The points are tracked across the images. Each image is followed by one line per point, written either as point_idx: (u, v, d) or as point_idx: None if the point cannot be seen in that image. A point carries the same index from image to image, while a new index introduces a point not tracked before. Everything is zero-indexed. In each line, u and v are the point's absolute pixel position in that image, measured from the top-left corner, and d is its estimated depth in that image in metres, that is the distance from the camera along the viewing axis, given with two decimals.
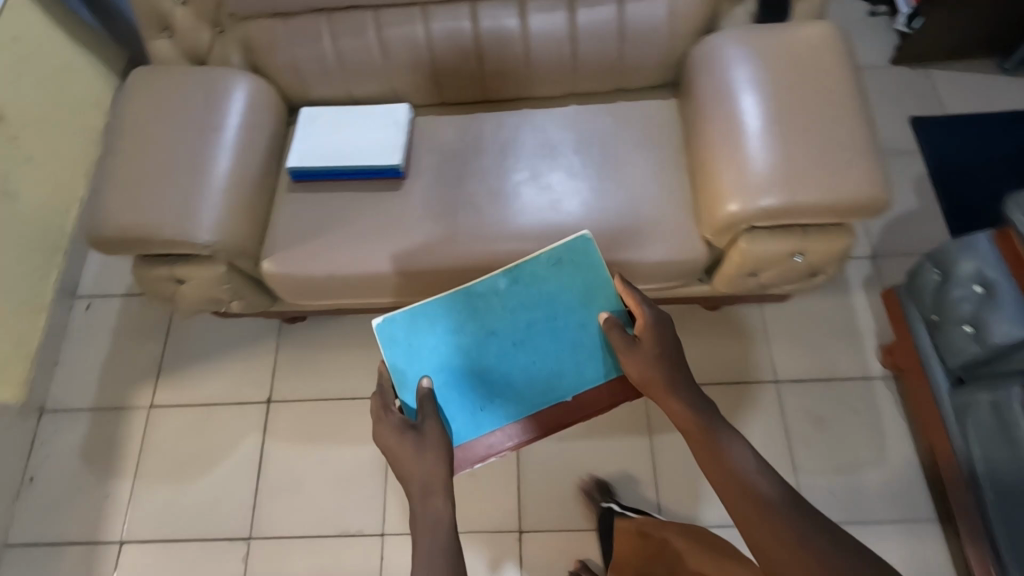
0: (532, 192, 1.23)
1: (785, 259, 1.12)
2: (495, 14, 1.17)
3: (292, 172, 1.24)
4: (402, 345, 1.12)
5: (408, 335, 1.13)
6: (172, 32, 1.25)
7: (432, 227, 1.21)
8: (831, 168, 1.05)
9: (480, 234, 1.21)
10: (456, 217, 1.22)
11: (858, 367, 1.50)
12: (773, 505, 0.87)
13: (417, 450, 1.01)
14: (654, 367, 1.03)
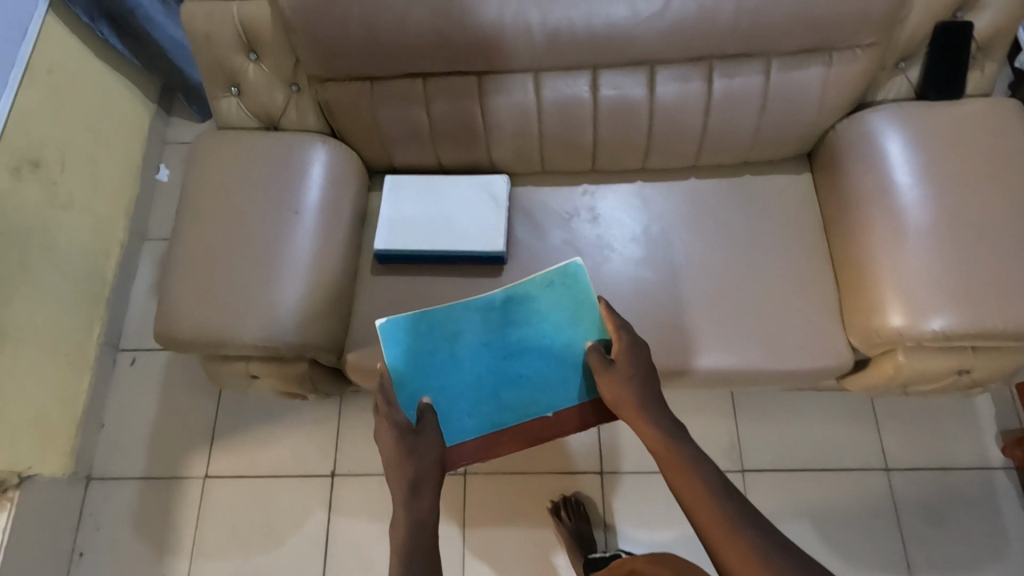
0: (650, 285, 1.09)
1: (947, 375, 0.99)
2: (620, 82, 1.02)
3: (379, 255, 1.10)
4: (403, 347, 0.99)
5: (412, 333, 1.01)
6: (239, 90, 1.10)
7: None
8: (1017, 284, 0.91)
9: None
10: None
11: (977, 456, 1.38)
12: (744, 538, 0.75)
13: (408, 458, 0.93)
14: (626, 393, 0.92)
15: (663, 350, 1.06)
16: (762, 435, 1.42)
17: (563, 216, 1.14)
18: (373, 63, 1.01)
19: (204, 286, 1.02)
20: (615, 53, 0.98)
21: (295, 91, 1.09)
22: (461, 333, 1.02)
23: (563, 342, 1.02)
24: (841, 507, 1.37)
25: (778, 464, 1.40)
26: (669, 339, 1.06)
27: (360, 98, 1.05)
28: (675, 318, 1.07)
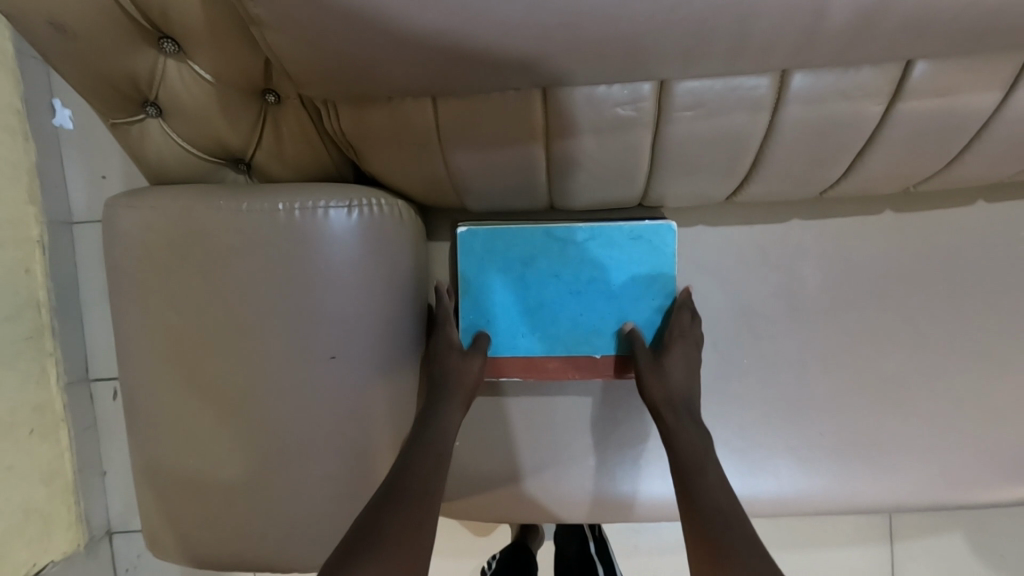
0: (895, 390, 0.73)
1: None
2: (960, 80, 0.50)
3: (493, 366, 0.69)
4: (476, 255, 0.67)
5: (492, 244, 0.67)
6: (165, 111, 0.56)
7: (791, 461, 0.73)
8: None
9: (857, 461, 0.73)
10: (813, 435, 0.73)
11: None
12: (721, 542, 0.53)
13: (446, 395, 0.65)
14: (671, 385, 0.65)
15: (919, 482, 0.72)
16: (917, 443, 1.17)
17: (761, 280, 0.73)
18: (435, 72, 0.47)
19: (208, 482, 0.62)
20: (985, 29, 0.45)
21: (272, 103, 0.55)
22: (541, 260, 0.67)
23: (633, 286, 0.68)
24: (1001, 522, 1.17)
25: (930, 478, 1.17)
26: (924, 470, 0.72)
27: (411, 126, 0.52)
28: (944, 432, 0.72)
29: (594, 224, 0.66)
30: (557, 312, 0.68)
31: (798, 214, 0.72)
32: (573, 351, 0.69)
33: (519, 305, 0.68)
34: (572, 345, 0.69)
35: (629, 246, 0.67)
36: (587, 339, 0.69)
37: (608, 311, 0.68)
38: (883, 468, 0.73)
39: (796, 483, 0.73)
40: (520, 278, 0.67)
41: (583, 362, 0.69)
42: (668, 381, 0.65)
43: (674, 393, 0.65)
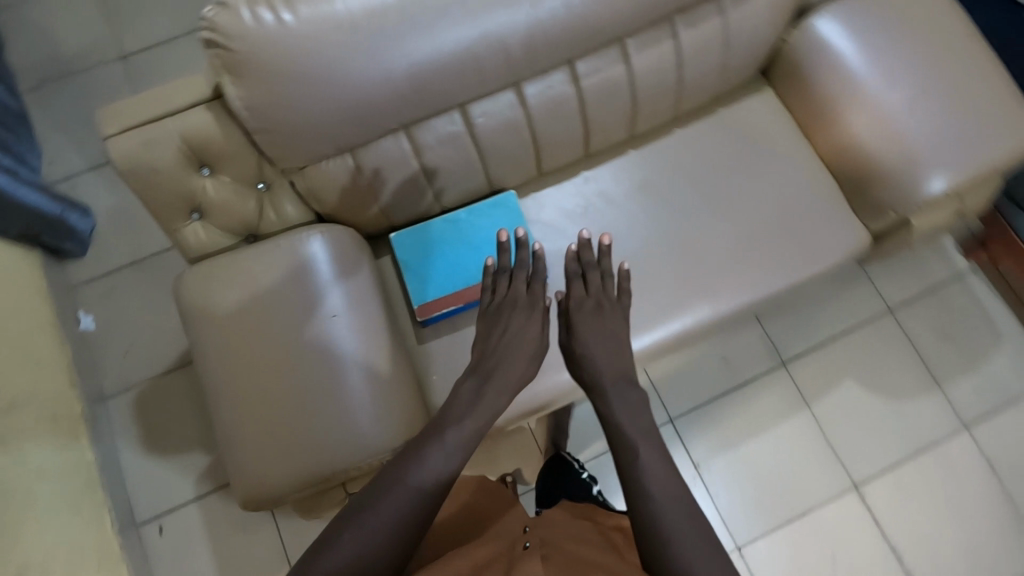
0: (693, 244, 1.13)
1: (945, 222, 1.13)
2: (596, 64, 1.00)
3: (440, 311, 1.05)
4: (408, 247, 1.07)
5: (415, 238, 1.07)
6: (203, 215, 0.97)
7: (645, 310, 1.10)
8: (984, 124, 1.04)
9: (687, 296, 1.11)
10: (652, 291, 1.11)
11: (948, 268, 1.59)
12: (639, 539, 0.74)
13: (520, 320, 0.95)
14: (577, 332, 0.97)
15: (726, 293, 1.11)
16: (784, 319, 1.57)
17: (578, 213, 1.15)
18: (345, 135, 0.92)
19: (270, 433, 0.93)
20: (590, 38, 0.96)
21: (264, 190, 0.98)
22: (445, 237, 1.07)
23: (505, 232, 1.08)
24: (870, 351, 1.55)
25: (806, 341, 1.55)
26: (731, 284, 1.12)
27: (345, 173, 0.97)
28: (729, 261, 1.12)
29: (468, 207, 1.09)
30: (465, 262, 1.06)
31: (590, 167, 1.17)
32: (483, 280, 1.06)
33: (442, 267, 1.06)
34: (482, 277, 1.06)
35: (494, 211, 1.09)
36: None
37: (496, 251, 1.07)
38: (702, 294, 1.11)
39: (654, 325, 1.09)
40: (429, 260, 1.06)
41: None
42: (586, 345, 0.96)
43: (591, 346, 0.95)
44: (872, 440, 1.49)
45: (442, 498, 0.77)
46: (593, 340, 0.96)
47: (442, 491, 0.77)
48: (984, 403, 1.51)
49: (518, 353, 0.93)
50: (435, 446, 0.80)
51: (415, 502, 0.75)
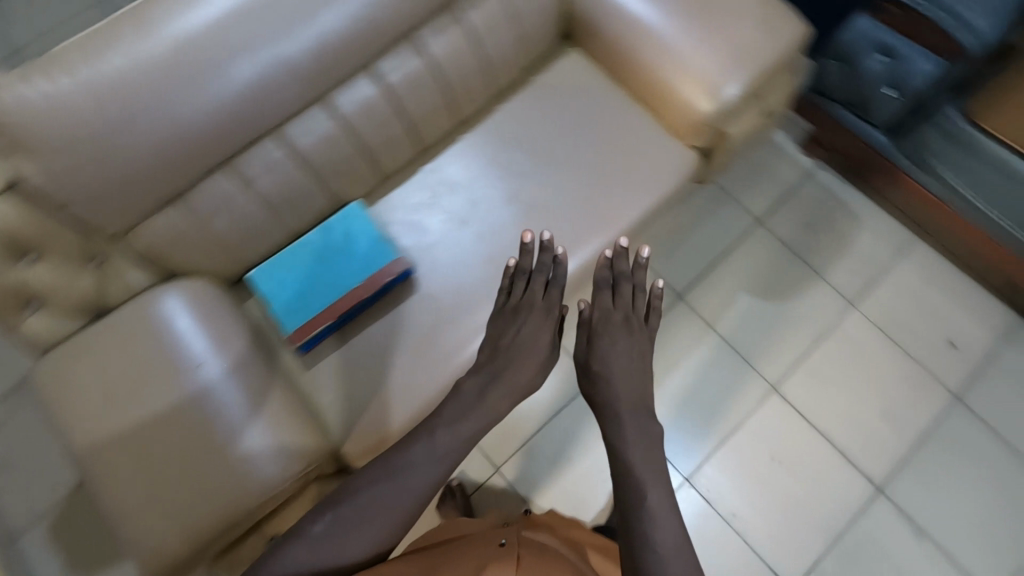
0: (541, 205, 1.19)
1: (756, 123, 1.24)
2: (395, 63, 1.06)
3: (315, 329, 1.05)
4: (270, 280, 1.07)
5: (274, 269, 1.08)
6: (41, 304, 0.94)
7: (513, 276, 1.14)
8: (753, 28, 1.15)
9: None
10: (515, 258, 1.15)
11: (797, 168, 1.73)
12: None
13: (542, 320, 1.01)
14: (599, 342, 1.02)
15: (582, 241, 1.17)
16: (670, 257, 1.65)
17: (427, 205, 1.18)
18: (162, 185, 0.92)
19: (166, 500, 0.89)
20: (379, 39, 1.01)
21: (100, 265, 0.97)
22: (303, 260, 1.08)
23: (360, 237, 1.10)
24: (753, 263, 1.65)
25: (694, 270, 1.64)
26: (585, 233, 1.18)
27: (178, 224, 0.97)
28: (576, 211, 1.19)
29: (320, 227, 1.11)
30: (327, 277, 1.08)
31: (429, 160, 1.22)
32: (348, 287, 1.07)
33: (307, 287, 1.07)
34: (346, 284, 1.07)
35: (344, 222, 1.11)
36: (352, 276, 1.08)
37: (355, 256, 1.09)
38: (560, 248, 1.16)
39: None
40: (293, 285, 1.07)
41: (358, 288, 1.07)
42: (605, 354, 1.01)
43: (609, 356, 1.00)
44: (776, 343, 1.58)
45: (422, 505, 0.82)
46: (613, 352, 1.01)
47: (423, 497, 0.82)
48: (862, 279, 1.64)
49: (531, 349, 0.99)
50: (418, 452, 0.85)
51: (394, 513, 0.80)
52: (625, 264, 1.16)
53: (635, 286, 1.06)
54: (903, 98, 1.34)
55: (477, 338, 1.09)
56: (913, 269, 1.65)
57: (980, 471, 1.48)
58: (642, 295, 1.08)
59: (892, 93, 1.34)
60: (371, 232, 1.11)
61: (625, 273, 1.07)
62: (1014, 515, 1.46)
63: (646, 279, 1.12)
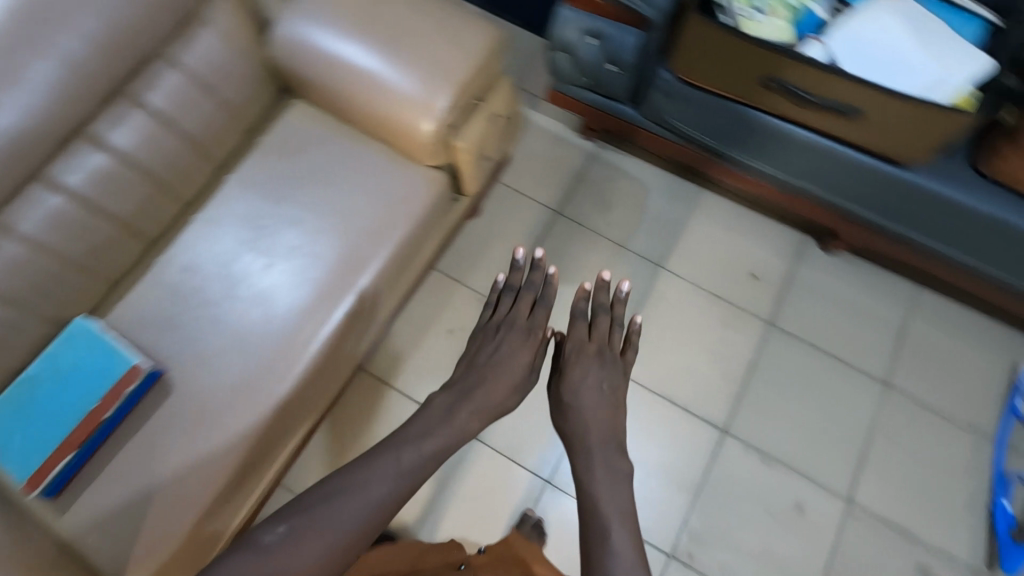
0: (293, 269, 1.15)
1: (487, 127, 1.27)
2: (76, 167, 1.01)
3: (52, 470, 0.96)
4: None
5: None
6: None
7: (272, 353, 1.10)
8: (448, 43, 1.18)
9: (304, 319, 1.13)
10: (271, 333, 1.11)
11: (579, 153, 1.82)
12: None
13: (523, 338, 1.18)
14: (577, 373, 1.18)
15: (339, 295, 1.15)
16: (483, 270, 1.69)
17: (168, 301, 1.12)
18: None
19: None
20: (38, 151, 0.95)
21: None
22: (24, 399, 0.99)
23: (85, 356, 1.01)
24: (560, 253, 1.71)
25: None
26: (340, 287, 1.16)
27: None
28: (327, 266, 1.16)
29: (38, 357, 1.01)
30: (54, 410, 0.98)
31: (165, 251, 1.16)
32: (80, 415, 0.98)
33: (33, 429, 0.97)
34: (77, 412, 0.98)
35: (64, 345, 1.02)
36: (81, 402, 0.99)
37: (82, 379, 1.00)
38: (316, 310, 1.14)
39: (287, 363, 1.10)
40: (18, 430, 0.97)
41: (93, 413, 0.99)
42: (579, 382, 1.17)
43: (580, 389, 1.16)
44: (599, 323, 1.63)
45: (378, 518, 0.93)
46: (592, 380, 1.17)
47: (373, 515, 0.93)
48: (661, 240, 1.73)
49: (507, 367, 1.14)
50: (378, 470, 0.96)
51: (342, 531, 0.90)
52: (606, 297, 1.30)
53: (610, 319, 1.26)
54: (625, 70, 1.41)
55: (244, 426, 1.06)
56: (706, 217, 1.75)
57: (803, 384, 1.59)
58: (620, 329, 1.27)
59: (615, 69, 1.41)
60: (97, 347, 1.02)
61: (603, 305, 1.28)
62: (841, 416, 1.56)
63: (625, 313, 1.30)
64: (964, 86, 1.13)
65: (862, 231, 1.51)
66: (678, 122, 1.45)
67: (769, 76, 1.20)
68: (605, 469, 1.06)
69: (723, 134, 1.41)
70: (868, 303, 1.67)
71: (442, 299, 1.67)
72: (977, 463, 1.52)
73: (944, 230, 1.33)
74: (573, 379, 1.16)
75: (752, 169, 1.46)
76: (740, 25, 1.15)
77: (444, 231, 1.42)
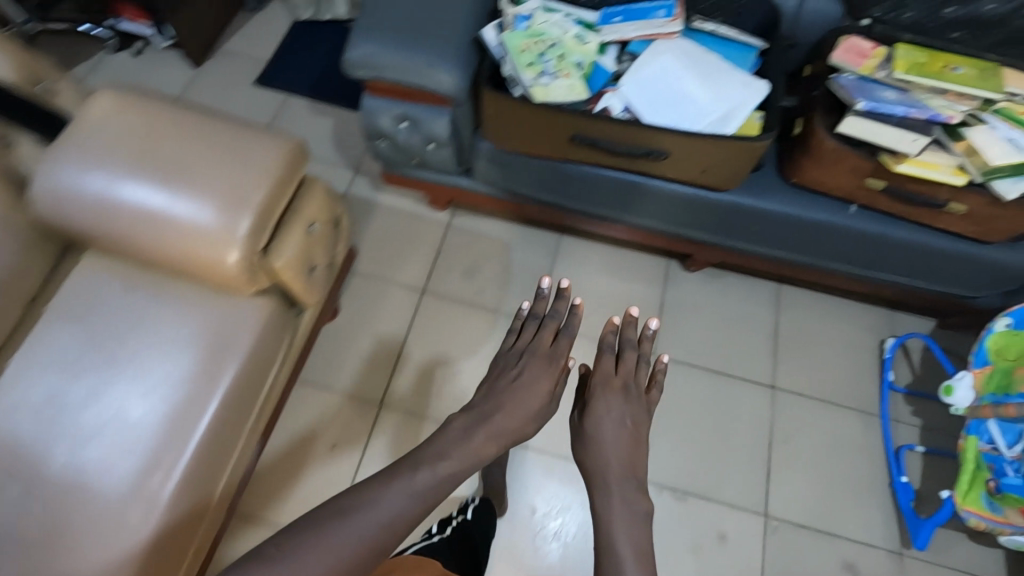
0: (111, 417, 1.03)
1: (307, 238, 1.19)
2: None
3: None
4: None
5: None
6: None
7: (82, 553, 0.95)
8: (238, 163, 1.10)
9: (118, 502, 0.98)
10: (81, 528, 0.96)
11: (434, 226, 1.78)
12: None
13: (548, 363, 0.94)
14: (592, 416, 0.92)
15: (158, 463, 1.01)
16: (358, 365, 1.60)
17: None
18: None
19: None
20: None
21: None
22: None
23: None
24: (435, 330, 1.65)
25: (389, 365, 1.61)
26: (159, 453, 1.02)
27: None
28: (141, 432, 1.03)
29: None
30: None
31: None
32: None
33: None
34: None
35: None
36: None
37: None
38: (133, 487, 0.99)
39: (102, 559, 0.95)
40: None
41: None
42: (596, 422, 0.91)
43: (600, 428, 0.90)
44: None
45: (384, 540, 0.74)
46: (610, 418, 0.92)
47: (383, 536, 0.74)
48: (533, 296, 1.70)
49: (520, 399, 0.89)
50: (394, 486, 0.77)
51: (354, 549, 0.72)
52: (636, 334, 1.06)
53: (638, 356, 1.02)
54: (447, 146, 1.39)
55: None
56: (572, 263, 1.75)
57: (699, 405, 1.60)
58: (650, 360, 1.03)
59: (436, 146, 1.39)
60: None
61: (632, 342, 1.03)
62: (742, 430, 1.58)
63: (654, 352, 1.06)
64: (753, 112, 1.18)
65: (713, 249, 1.54)
66: (513, 185, 1.44)
67: (570, 132, 1.20)
68: (623, 507, 0.83)
69: (557, 189, 1.41)
70: (741, 311, 1.72)
71: (317, 410, 1.55)
72: (870, 442, 1.57)
73: (776, 238, 1.38)
74: (590, 420, 0.91)
75: (596, 214, 1.47)
76: (536, 86, 1.16)
77: (294, 351, 1.32)
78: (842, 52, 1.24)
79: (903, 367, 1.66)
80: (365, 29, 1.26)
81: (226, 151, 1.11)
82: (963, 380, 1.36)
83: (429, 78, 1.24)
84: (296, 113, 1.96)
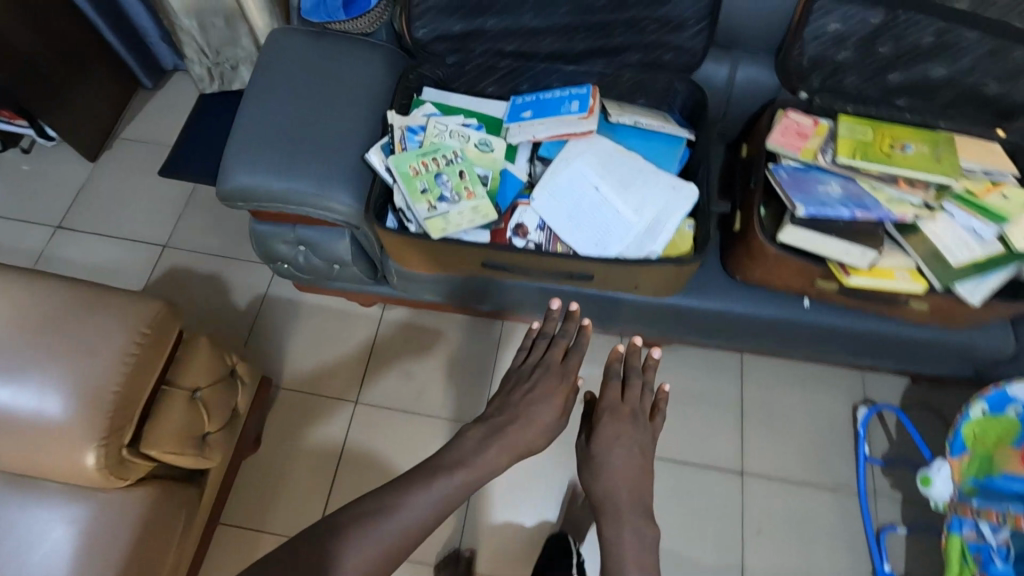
0: None
1: (193, 410, 1.04)
2: None
3: None
4: None
5: None
6: None
7: None
8: (93, 344, 0.94)
9: None
10: None
11: (366, 323, 1.64)
12: None
13: (558, 381, 0.94)
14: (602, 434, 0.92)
15: None
16: (295, 492, 1.47)
17: None
18: None
19: None
20: None
21: None
22: None
23: None
24: (374, 445, 1.52)
25: (326, 485, 1.49)
26: None
27: None
28: None
29: None
30: None
31: None
32: None
33: None
34: None
35: None
36: None
37: None
38: None
39: None
40: None
41: None
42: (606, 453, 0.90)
43: (609, 453, 0.90)
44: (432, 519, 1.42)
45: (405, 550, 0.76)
46: (615, 443, 0.91)
47: (411, 536, 0.77)
48: (476, 395, 1.56)
49: (537, 415, 0.90)
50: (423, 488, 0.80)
51: (394, 538, 0.76)
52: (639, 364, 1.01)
53: (644, 385, 0.99)
54: (353, 264, 1.24)
55: None
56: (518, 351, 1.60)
57: (662, 497, 1.48)
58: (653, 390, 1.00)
59: (342, 266, 1.24)
60: None
61: (636, 370, 1.00)
62: (709, 525, 1.46)
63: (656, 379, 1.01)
64: (683, 221, 1.04)
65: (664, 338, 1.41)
66: (434, 297, 1.29)
67: (480, 260, 1.05)
68: (633, 538, 0.84)
69: (482, 300, 1.26)
70: (702, 387, 1.58)
71: (246, 552, 1.41)
72: (846, 523, 1.47)
73: (726, 334, 1.25)
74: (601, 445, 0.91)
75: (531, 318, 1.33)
76: (434, 217, 1.00)
77: (199, 521, 1.17)
78: (779, 135, 1.11)
79: (878, 434, 1.54)
80: (250, 154, 1.11)
81: (74, 328, 0.94)
82: (940, 470, 1.25)
83: (328, 207, 1.11)
84: (208, 202, 1.80)
